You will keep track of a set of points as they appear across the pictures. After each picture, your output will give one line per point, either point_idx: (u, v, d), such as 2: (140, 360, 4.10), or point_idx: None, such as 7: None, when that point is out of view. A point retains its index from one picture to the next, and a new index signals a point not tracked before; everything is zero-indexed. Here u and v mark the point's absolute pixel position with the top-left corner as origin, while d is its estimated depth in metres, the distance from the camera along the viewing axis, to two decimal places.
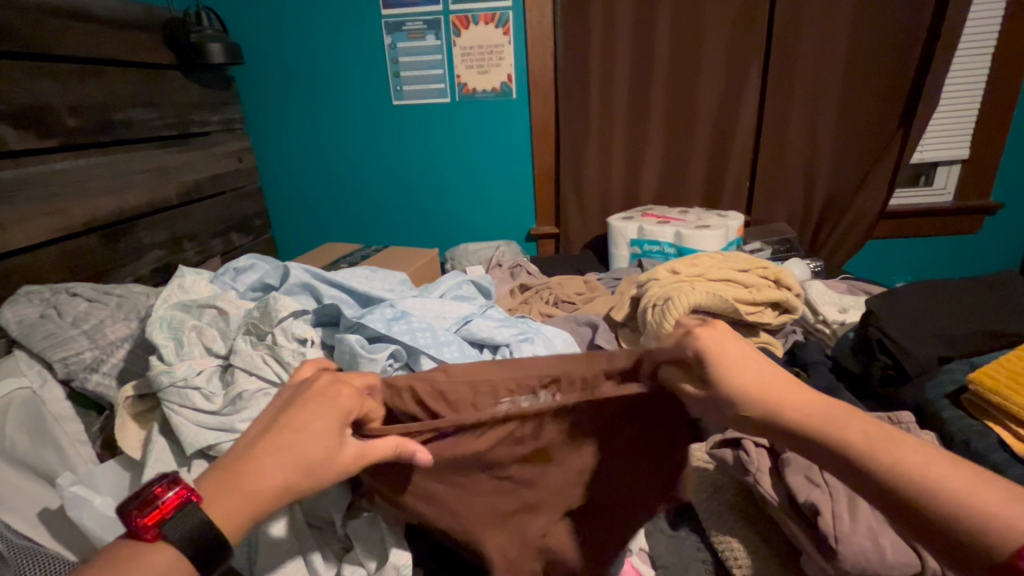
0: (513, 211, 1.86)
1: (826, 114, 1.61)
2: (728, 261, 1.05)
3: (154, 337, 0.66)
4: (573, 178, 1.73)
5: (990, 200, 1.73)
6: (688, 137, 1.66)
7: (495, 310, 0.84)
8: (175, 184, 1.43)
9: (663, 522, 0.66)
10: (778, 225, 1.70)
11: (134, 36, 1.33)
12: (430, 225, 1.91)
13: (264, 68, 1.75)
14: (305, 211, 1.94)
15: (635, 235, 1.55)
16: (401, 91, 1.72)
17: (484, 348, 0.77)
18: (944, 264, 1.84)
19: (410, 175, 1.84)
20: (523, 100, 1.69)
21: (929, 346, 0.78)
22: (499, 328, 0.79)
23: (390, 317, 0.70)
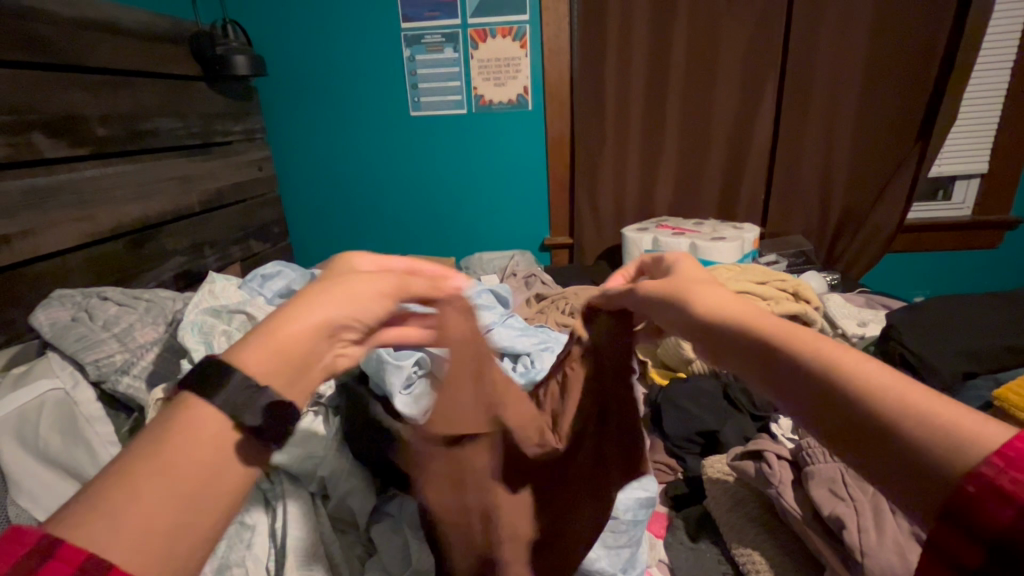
0: (527, 221, 1.87)
1: (843, 128, 1.61)
2: (745, 273, 1.04)
3: (186, 341, 0.66)
4: (588, 190, 1.74)
5: (1010, 215, 1.72)
6: (702, 150, 1.67)
7: (514, 318, 0.87)
8: (198, 192, 1.46)
9: (682, 535, 0.67)
10: (794, 237, 1.69)
11: (162, 49, 1.37)
12: (444, 234, 1.93)
13: (287, 79, 1.79)
14: (322, 219, 1.97)
15: (650, 246, 1.56)
16: (419, 102, 1.75)
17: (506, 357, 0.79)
18: (964, 280, 1.82)
19: (426, 184, 1.86)
20: (539, 111, 1.71)
21: (953, 361, 0.77)
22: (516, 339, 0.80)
23: None
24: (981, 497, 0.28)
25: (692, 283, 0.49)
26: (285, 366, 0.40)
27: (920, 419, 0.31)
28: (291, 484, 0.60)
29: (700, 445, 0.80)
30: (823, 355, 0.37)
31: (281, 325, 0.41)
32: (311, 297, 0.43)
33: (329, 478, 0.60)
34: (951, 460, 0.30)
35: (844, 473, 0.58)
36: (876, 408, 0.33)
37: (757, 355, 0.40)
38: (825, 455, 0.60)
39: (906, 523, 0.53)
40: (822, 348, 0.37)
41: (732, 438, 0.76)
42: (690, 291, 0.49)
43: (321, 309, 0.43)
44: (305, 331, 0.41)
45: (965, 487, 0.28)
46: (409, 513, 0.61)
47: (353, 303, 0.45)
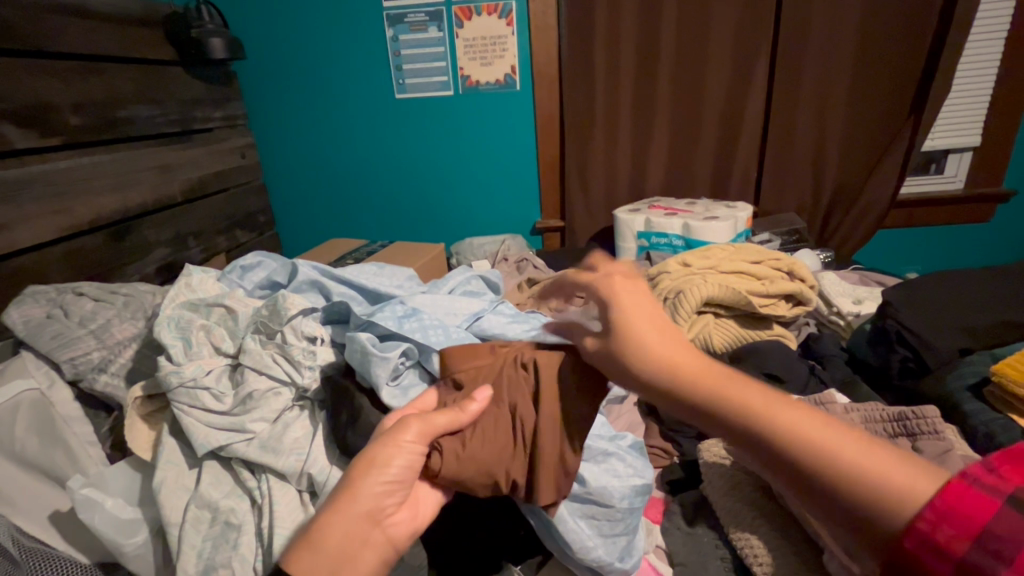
0: (519, 205, 1.84)
1: (836, 105, 1.58)
2: (740, 252, 1.02)
3: (162, 338, 0.63)
4: (578, 172, 1.71)
5: (1002, 188, 1.71)
6: (694, 129, 1.64)
7: (506, 305, 0.79)
8: (179, 181, 1.42)
9: (679, 519, 0.66)
10: (787, 216, 1.68)
11: (135, 32, 1.32)
12: (435, 221, 1.90)
13: (267, 63, 1.74)
14: (310, 209, 1.93)
15: (642, 228, 1.54)
16: (404, 84, 1.71)
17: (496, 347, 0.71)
18: (956, 254, 1.82)
19: (414, 170, 1.83)
20: (527, 91, 1.67)
21: (950, 337, 0.75)
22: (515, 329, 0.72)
23: (401, 314, 0.63)
24: (922, 556, 0.27)
25: (649, 330, 0.41)
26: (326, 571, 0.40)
27: (855, 480, 0.30)
28: (278, 480, 0.57)
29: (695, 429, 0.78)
30: (768, 421, 0.33)
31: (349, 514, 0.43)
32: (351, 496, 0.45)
33: (315, 477, 0.56)
34: (887, 513, 0.29)
35: None
36: (823, 476, 0.31)
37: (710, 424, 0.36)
38: None
39: None
40: (756, 410, 0.34)
41: None
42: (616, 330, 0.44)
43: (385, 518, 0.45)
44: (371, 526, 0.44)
45: (906, 544, 0.27)
46: None
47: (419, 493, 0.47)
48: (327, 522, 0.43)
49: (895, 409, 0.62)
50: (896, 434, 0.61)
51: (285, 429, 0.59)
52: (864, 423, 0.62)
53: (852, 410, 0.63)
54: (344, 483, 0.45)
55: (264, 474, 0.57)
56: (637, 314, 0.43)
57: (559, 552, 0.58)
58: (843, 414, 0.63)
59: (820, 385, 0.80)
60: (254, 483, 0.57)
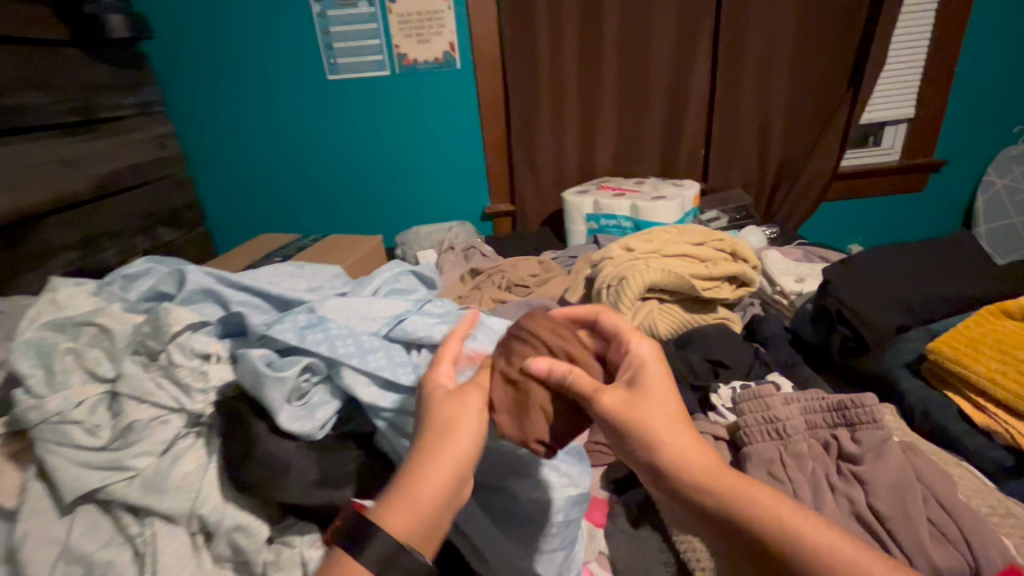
0: (466, 190, 1.77)
1: (780, 79, 1.57)
2: (683, 233, 0.99)
3: (17, 368, 0.53)
4: (525, 154, 1.65)
5: (934, 158, 1.76)
6: (641, 106, 1.60)
7: (433, 304, 0.72)
8: (86, 177, 1.27)
9: (623, 521, 0.63)
10: (734, 193, 1.68)
11: (16, 9, 1.15)
12: (378, 209, 1.80)
13: (182, 43, 1.58)
14: (242, 202, 1.80)
15: (590, 210, 1.50)
16: (335, 64, 1.58)
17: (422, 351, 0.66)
18: (892, 226, 1.88)
19: (352, 156, 1.72)
20: (468, 70, 1.59)
21: (889, 315, 0.74)
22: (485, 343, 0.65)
23: (303, 324, 0.56)
24: None
25: (680, 436, 0.49)
26: (420, 523, 0.44)
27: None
28: (164, 523, 0.50)
29: None
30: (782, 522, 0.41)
31: (422, 484, 0.45)
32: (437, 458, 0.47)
33: (209, 515, 0.49)
34: None
35: (783, 452, 0.56)
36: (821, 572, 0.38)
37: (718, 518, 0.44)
38: (763, 434, 0.58)
39: (846, 501, 0.51)
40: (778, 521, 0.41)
41: None
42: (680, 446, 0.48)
43: (452, 466, 0.47)
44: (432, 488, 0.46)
45: None
46: (311, 537, 0.52)
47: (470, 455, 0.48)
48: (421, 480, 0.45)
49: (834, 398, 0.59)
50: (836, 424, 0.59)
51: (173, 462, 0.51)
52: (803, 415, 0.59)
53: (792, 403, 0.60)
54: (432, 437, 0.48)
55: (149, 517, 0.50)
56: (671, 419, 0.49)
57: (478, 559, 0.52)
58: (782, 407, 0.60)
59: (765, 371, 0.78)
60: (136, 529, 0.50)
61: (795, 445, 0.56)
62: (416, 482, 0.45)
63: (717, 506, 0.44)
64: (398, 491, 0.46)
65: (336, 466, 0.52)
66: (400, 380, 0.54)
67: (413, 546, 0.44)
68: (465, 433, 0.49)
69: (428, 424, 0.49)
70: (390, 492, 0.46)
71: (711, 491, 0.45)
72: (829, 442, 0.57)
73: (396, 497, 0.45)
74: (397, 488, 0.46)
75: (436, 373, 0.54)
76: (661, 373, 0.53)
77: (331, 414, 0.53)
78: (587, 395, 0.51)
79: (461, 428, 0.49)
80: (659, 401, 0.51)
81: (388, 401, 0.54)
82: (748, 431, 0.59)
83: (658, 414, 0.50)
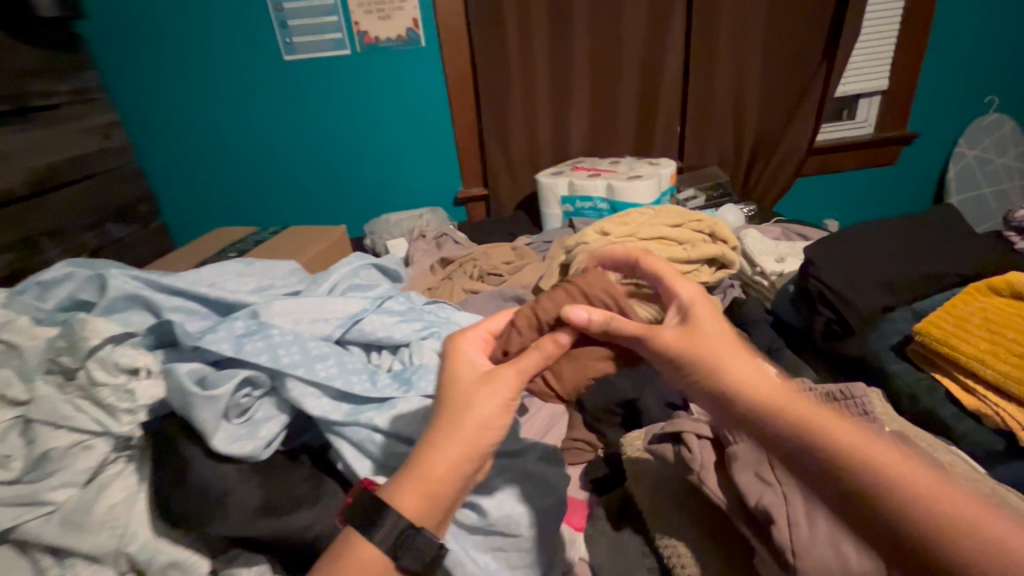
0: (437, 175, 1.70)
1: (755, 51, 1.53)
2: (660, 215, 0.94)
3: None
4: (497, 135, 1.58)
5: (907, 130, 1.75)
6: (615, 82, 1.54)
7: (394, 301, 0.67)
8: (20, 171, 1.16)
9: (604, 523, 0.60)
10: (710, 170, 1.64)
11: None
12: (346, 198, 1.72)
13: (121, 23, 1.46)
14: (200, 194, 1.70)
15: (566, 192, 1.45)
16: (291, 44, 1.48)
17: (382, 352, 0.61)
18: (867, 199, 1.87)
19: (316, 142, 1.63)
20: (434, 48, 1.51)
21: (874, 296, 0.71)
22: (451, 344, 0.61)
23: (241, 332, 0.50)
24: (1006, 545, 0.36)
25: (742, 364, 0.46)
26: (433, 504, 0.43)
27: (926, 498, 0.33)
28: (87, 563, 0.45)
29: (620, 415, 0.70)
30: (839, 440, 0.37)
31: (429, 461, 0.44)
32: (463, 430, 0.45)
33: (139, 552, 0.45)
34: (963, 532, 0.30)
35: None
36: (884, 490, 0.34)
37: (776, 447, 0.40)
38: None
39: None
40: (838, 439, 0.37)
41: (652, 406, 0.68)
42: (743, 371, 0.46)
43: (468, 436, 0.45)
44: (444, 467, 0.44)
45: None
46: (259, 569, 0.47)
47: (487, 430, 0.46)
48: (432, 458, 0.44)
49: (823, 389, 0.57)
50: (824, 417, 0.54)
51: (98, 493, 0.46)
52: None
53: None
54: (451, 408, 0.46)
55: (70, 557, 0.45)
56: (733, 349, 0.48)
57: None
58: None
59: None
60: (57, 571, 0.45)
61: None
62: (431, 457, 0.44)
63: (771, 427, 0.41)
64: (409, 471, 0.44)
65: (286, 491, 0.46)
66: (354, 390, 0.49)
67: (431, 525, 0.43)
68: (491, 404, 0.46)
69: (448, 402, 0.47)
70: (401, 474, 0.44)
71: (774, 416, 0.41)
72: None
73: (404, 485, 0.43)
74: (408, 469, 0.44)
75: (461, 347, 0.53)
76: (713, 313, 0.53)
77: (277, 430, 0.47)
78: (638, 334, 0.53)
79: (472, 407, 0.46)
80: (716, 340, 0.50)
81: (339, 414, 0.48)
82: (732, 428, 0.52)
83: (722, 347, 0.48)
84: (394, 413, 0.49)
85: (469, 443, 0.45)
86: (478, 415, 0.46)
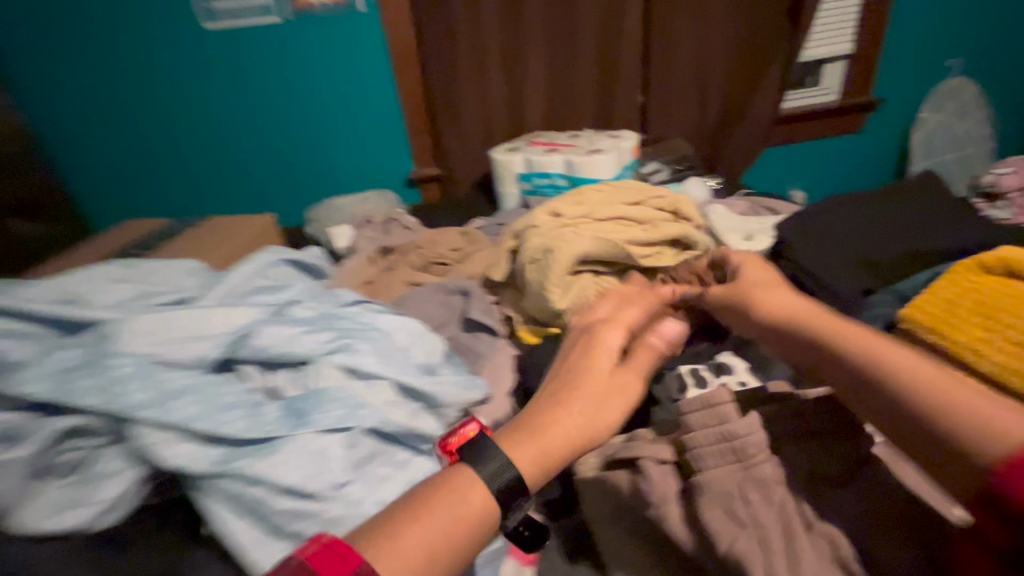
0: (385, 155, 1.56)
1: (718, 14, 1.43)
2: (617, 192, 0.85)
3: None
4: (447, 110, 1.45)
5: (871, 97, 1.70)
6: (571, 50, 1.42)
7: (300, 307, 0.56)
8: None
9: (557, 557, 0.51)
10: (675, 144, 1.56)
11: None
12: (285, 182, 1.57)
13: None
14: (118, 181, 1.52)
15: (522, 169, 1.34)
16: (211, 11, 1.32)
17: (281, 369, 0.50)
18: (833, 169, 1.83)
19: (247, 120, 1.47)
20: (373, 13, 1.36)
21: (854, 279, 0.66)
22: (369, 357, 0.51)
23: (73, 361, 0.41)
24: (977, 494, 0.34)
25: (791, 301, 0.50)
26: (547, 457, 0.43)
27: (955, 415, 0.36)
28: None
29: None
30: (885, 368, 0.41)
31: (546, 416, 0.45)
32: (565, 401, 0.46)
33: None
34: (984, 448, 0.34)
35: (744, 480, 0.44)
36: (927, 415, 0.37)
37: (862, 390, 0.42)
38: (717, 455, 0.45)
39: (826, 543, 0.41)
40: (892, 369, 0.40)
41: None
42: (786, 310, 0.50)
43: (586, 403, 0.46)
44: (566, 428, 0.45)
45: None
46: None
47: (599, 395, 0.47)
48: (550, 417, 0.45)
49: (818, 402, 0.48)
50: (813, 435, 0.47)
51: None
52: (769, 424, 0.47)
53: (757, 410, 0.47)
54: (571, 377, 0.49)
55: None
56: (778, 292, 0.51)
57: None
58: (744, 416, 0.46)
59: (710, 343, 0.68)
60: None
61: (759, 470, 0.44)
62: (550, 419, 0.45)
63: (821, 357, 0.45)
64: (526, 428, 0.45)
65: None
66: (223, 433, 0.39)
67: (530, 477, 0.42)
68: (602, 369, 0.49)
69: (565, 370, 0.50)
70: (517, 425, 0.45)
71: (826, 350, 0.45)
72: (803, 461, 0.45)
73: (514, 438, 0.43)
74: (526, 429, 0.45)
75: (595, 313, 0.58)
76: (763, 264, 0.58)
77: (119, 487, 0.39)
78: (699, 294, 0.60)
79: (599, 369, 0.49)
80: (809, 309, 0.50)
81: (202, 464, 0.38)
82: (698, 450, 0.45)
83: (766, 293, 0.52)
84: (276, 460, 0.38)
85: (597, 406, 0.47)
86: (587, 387, 0.47)
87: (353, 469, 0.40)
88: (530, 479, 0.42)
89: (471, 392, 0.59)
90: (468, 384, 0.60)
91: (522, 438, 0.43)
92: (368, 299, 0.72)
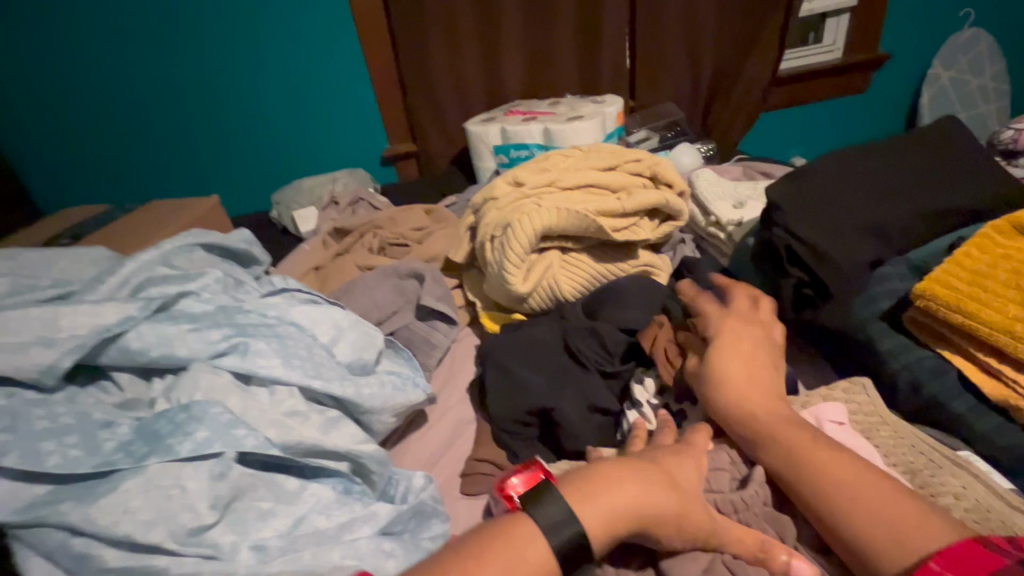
0: (355, 130, 1.44)
1: None
2: (590, 157, 0.75)
3: None
4: (418, 79, 1.33)
5: (879, 52, 1.56)
6: (551, 8, 1.29)
7: (196, 301, 0.51)
8: None
9: None
10: (665, 108, 1.44)
11: None
12: (251, 161, 1.46)
13: None
14: (71, 164, 1.41)
15: (498, 141, 1.23)
16: None
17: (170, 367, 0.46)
18: (835, 133, 1.71)
19: (205, 96, 1.34)
20: None
21: (858, 250, 0.57)
22: (268, 360, 0.48)
23: None
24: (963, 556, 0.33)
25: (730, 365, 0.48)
26: (614, 522, 0.38)
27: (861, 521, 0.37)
28: None
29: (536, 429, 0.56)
30: (802, 458, 0.41)
31: (604, 474, 0.40)
32: (660, 472, 0.41)
33: None
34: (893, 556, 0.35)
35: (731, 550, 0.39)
36: (835, 513, 0.38)
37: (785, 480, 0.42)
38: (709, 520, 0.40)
39: None
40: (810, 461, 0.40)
41: (573, 416, 0.53)
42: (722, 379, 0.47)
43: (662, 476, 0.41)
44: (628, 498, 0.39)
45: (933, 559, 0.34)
46: None
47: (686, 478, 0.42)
48: (605, 474, 0.40)
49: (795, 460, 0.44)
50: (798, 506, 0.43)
51: None
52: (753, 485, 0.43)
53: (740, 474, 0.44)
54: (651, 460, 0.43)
55: None
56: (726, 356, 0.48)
57: None
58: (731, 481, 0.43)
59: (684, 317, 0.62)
60: None
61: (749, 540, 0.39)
62: (604, 474, 0.40)
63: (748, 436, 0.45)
64: (583, 482, 0.40)
65: None
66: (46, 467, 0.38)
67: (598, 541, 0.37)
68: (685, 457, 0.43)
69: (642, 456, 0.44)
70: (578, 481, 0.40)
71: (751, 435, 0.44)
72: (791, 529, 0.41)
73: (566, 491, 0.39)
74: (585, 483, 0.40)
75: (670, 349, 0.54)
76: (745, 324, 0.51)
77: None
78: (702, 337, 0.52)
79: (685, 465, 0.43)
80: (761, 379, 0.47)
81: (12, 513, 0.37)
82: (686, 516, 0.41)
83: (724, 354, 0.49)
84: (102, 501, 0.37)
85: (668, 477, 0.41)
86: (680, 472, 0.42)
87: (217, 508, 0.39)
88: (600, 545, 0.37)
89: (410, 392, 0.55)
90: (409, 386, 0.55)
91: (580, 492, 0.39)
92: (299, 283, 0.62)
